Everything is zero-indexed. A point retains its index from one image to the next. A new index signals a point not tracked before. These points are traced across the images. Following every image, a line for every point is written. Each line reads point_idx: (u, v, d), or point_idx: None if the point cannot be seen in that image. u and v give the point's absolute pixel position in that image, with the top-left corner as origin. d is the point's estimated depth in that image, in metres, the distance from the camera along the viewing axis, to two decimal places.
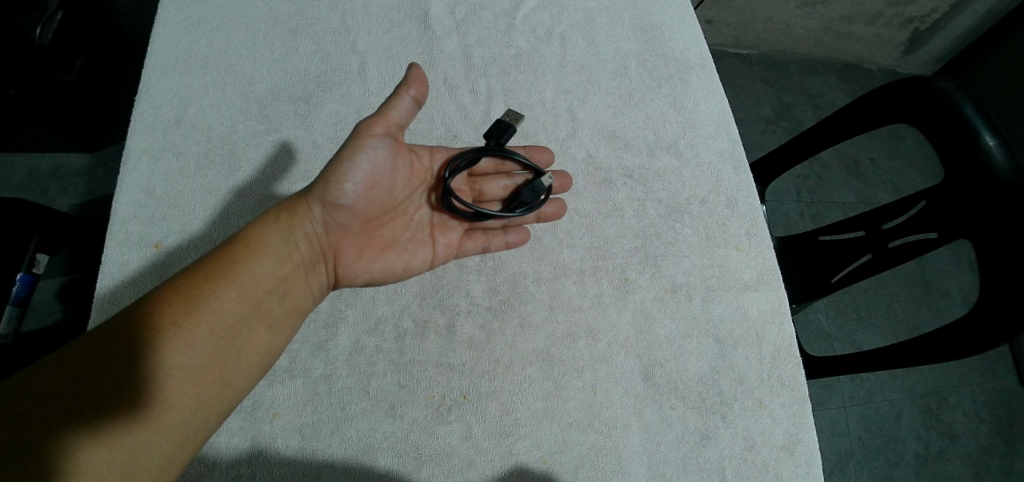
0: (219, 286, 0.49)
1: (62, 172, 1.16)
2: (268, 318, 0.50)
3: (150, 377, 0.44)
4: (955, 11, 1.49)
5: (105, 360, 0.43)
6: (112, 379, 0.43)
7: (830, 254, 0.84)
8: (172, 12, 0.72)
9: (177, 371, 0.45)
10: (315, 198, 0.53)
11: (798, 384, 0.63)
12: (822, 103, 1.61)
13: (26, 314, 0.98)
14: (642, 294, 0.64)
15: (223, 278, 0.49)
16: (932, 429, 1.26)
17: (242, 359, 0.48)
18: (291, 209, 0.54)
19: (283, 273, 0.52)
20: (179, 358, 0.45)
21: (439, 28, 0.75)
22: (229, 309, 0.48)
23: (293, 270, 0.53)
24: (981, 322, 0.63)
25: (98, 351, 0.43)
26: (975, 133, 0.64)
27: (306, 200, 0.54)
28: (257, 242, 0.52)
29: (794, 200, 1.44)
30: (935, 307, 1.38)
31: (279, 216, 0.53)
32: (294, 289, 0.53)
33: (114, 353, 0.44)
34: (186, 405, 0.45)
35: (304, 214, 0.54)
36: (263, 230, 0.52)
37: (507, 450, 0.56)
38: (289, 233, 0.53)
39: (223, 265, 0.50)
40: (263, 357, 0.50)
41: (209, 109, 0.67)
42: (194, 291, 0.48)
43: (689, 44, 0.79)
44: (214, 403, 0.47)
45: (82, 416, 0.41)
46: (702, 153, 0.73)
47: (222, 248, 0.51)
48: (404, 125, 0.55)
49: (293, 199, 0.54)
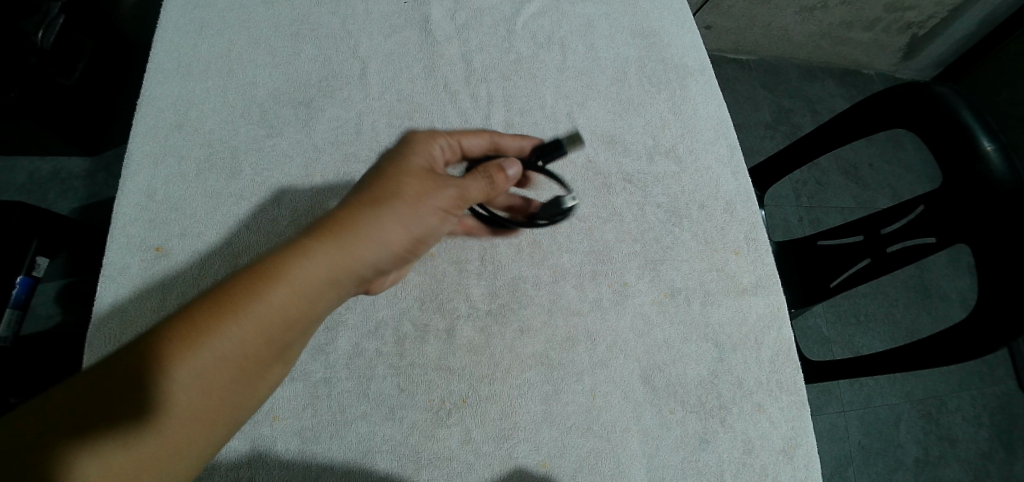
0: (249, 328, 0.44)
1: (62, 176, 1.16)
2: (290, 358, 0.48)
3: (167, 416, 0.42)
4: (953, 17, 1.50)
5: (125, 392, 0.41)
6: (126, 412, 0.41)
7: (828, 258, 0.84)
8: (174, 17, 0.73)
9: (193, 414, 0.43)
10: (367, 240, 0.48)
11: (797, 389, 0.63)
12: (820, 108, 1.62)
13: (25, 317, 0.98)
14: (641, 299, 0.65)
15: (256, 318, 0.45)
16: (932, 434, 1.26)
17: (256, 397, 0.47)
18: (342, 242, 0.48)
19: (317, 313, 0.48)
20: (197, 402, 0.43)
21: (439, 33, 0.76)
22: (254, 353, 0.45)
23: (327, 307, 0.49)
24: (981, 325, 0.63)
25: (117, 376, 0.41)
26: (974, 138, 0.65)
27: (358, 237, 0.48)
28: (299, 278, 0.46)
29: (793, 205, 1.44)
30: (934, 312, 1.38)
31: (329, 249, 0.47)
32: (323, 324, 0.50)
33: (135, 386, 0.41)
34: (195, 445, 0.44)
35: (353, 251, 0.48)
36: (308, 263, 0.46)
37: (507, 454, 0.56)
38: (335, 272, 0.48)
39: (258, 301, 0.45)
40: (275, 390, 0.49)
41: (210, 114, 0.68)
42: (222, 328, 0.44)
43: (687, 50, 0.79)
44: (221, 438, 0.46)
45: (93, 450, 0.40)
46: (701, 159, 0.73)
47: (261, 275, 0.45)
48: (478, 201, 0.55)
49: (347, 227, 0.48)
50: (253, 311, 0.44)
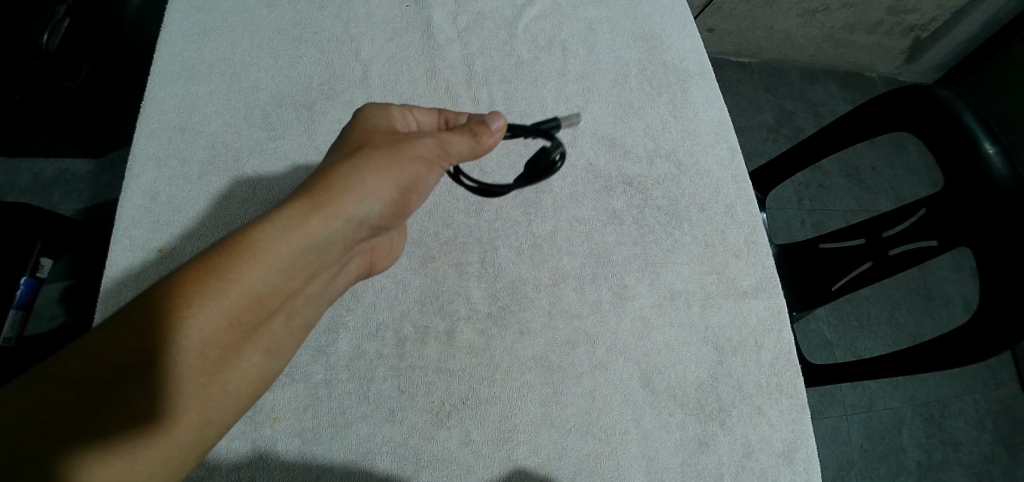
0: (230, 294, 0.44)
1: (66, 177, 1.18)
2: (278, 328, 0.48)
3: (167, 393, 0.42)
4: (955, 19, 1.49)
5: (115, 374, 0.40)
6: (125, 393, 0.41)
7: (830, 261, 0.85)
8: (178, 20, 0.73)
9: (191, 388, 0.43)
10: (340, 211, 0.48)
11: (797, 393, 0.63)
12: (822, 111, 1.62)
13: (29, 318, 1.00)
14: (641, 302, 0.65)
15: (232, 285, 0.44)
16: (934, 438, 1.27)
17: (248, 370, 0.47)
18: (320, 206, 0.47)
19: (300, 281, 0.48)
20: (192, 378, 0.43)
21: (441, 37, 0.76)
22: (235, 321, 0.45)
23: (310, 273, 0.48)
24: (981, 329, 0.64)
25: (112, 359, 0.41)
26: (975, 142, 0.65)
27: (335, 202, 0.48)
28: (273, 246, 0.45)
29: (794, 208, 1.44)
30: (936, 315, 1.38)
31: (308, 213, 0.47)
32: (310, 293, 0.50)
33: (126, 367, 0.41)
34: (197, 419, 0.44)
35: (336, 217, 0.48)
36: (286, 227, 0.46)
37: (506, 456, 0.56)
38: (316, 235, 0.47)
39: (235, 269, 0.44)
40: (267, 364, 0.49)
41: (213, 117, 0.68)
42: (199, 306, 0.43)
43: (688, 53, 0.80)
44: (219, 412, 0.46)
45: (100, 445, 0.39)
46: (702, 162, 0.73)
47: (235, 246, 0.45)
48: (457, 157, 0.54)
49: (321, 192, 0.48)
50: (230, 288, 0.44)
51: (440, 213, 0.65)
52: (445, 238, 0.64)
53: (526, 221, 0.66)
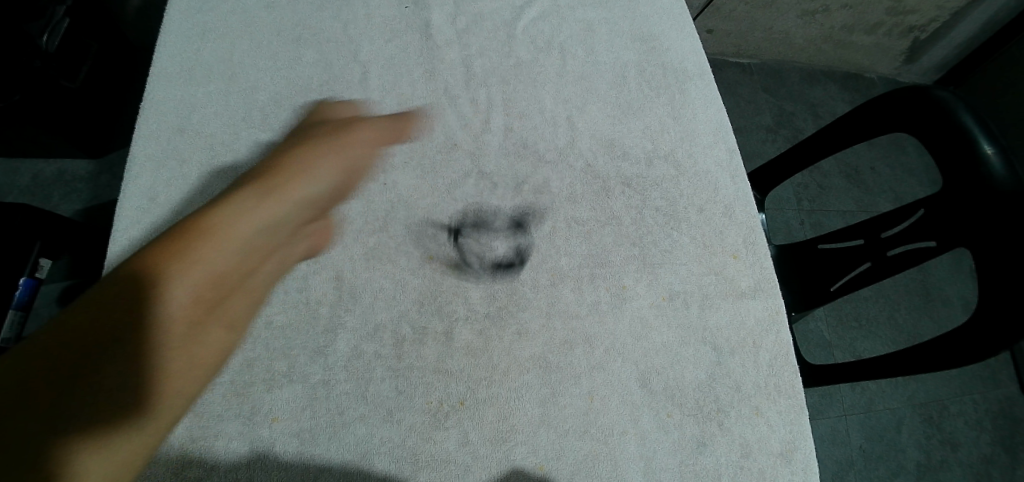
0: (194, 264, 0.45)
1: (66, 177, 1.18)
2: (245, 296, 0.50)
3: (141, 366, 0.42)
4: (954, 20, 1.49)
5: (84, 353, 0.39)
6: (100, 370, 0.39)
7: (829, 262, 0.85)
8: (177, 21, 0.73)
9: (165, 358, 0.43)
10: (292, 180, 0.54)
11: (795, 393, 0.64)
12: (821, 112, 1.62)
13: (30, 318, 1.01)
14: (639, 302, 0.65)
15: (195, 254, 0.46)
16: (933, 438, 1.28)
17: (219, 338, 0.48)
18: (269, 183, 0.53)
19: (261, 249, 0.51)
20: (166, 346, 0.43)
21: (440, 38, 0.76)
22: (205, 288, 0.46)
23: (269, 243, 0.52)
24: (980, 329, 0.64)
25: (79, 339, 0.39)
26: (973, 142, 0.65)
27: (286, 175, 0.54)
28: (231, 216, 0.49)
29: (794, 209, 1.44)
30: (935, 316, 1.38)
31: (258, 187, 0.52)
32: (268, 267, 0.53)
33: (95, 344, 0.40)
34: (175, 390, 0.44)
35: (286, 187, 0.53)
36: (243, 200, 0.50)
37: (504, 456, 0.56)
38: (271, 203, 0.52)
39: (197, 240, 0.46)
40: (235, 332, 0.49)
41: (212, 118, 0.68)
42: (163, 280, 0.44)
43: (687, 54, 0.80)
44: (195, 381, 0.46)
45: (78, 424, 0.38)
46: (700, 163, 0.73)
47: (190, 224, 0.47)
48: (393, 137, 0.64)
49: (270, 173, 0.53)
50: (193, 260, 0.46)
51: (439, 213, 0.66)
52: (444, 239, 0.64)
53: (524, 221, 0.67)
